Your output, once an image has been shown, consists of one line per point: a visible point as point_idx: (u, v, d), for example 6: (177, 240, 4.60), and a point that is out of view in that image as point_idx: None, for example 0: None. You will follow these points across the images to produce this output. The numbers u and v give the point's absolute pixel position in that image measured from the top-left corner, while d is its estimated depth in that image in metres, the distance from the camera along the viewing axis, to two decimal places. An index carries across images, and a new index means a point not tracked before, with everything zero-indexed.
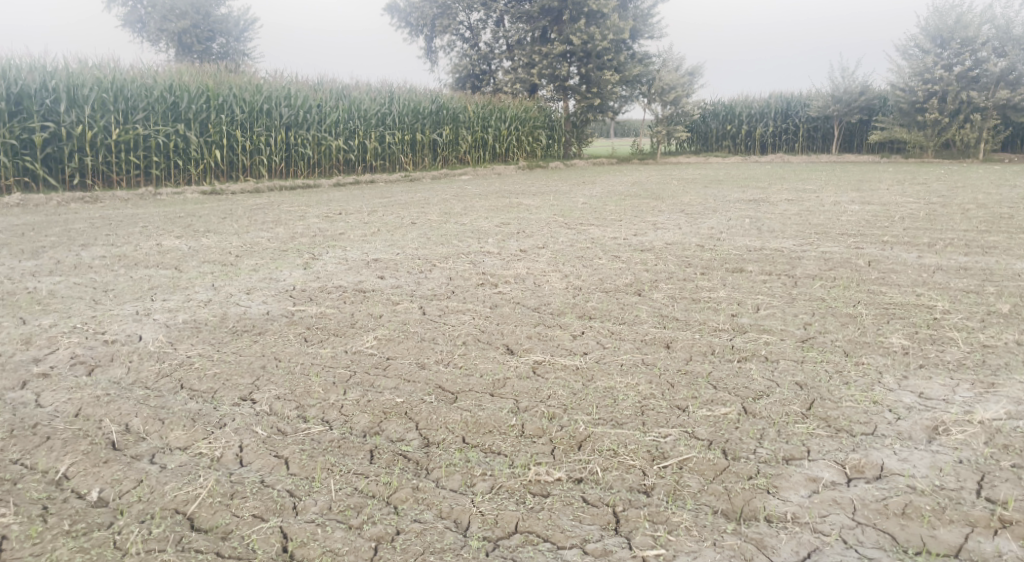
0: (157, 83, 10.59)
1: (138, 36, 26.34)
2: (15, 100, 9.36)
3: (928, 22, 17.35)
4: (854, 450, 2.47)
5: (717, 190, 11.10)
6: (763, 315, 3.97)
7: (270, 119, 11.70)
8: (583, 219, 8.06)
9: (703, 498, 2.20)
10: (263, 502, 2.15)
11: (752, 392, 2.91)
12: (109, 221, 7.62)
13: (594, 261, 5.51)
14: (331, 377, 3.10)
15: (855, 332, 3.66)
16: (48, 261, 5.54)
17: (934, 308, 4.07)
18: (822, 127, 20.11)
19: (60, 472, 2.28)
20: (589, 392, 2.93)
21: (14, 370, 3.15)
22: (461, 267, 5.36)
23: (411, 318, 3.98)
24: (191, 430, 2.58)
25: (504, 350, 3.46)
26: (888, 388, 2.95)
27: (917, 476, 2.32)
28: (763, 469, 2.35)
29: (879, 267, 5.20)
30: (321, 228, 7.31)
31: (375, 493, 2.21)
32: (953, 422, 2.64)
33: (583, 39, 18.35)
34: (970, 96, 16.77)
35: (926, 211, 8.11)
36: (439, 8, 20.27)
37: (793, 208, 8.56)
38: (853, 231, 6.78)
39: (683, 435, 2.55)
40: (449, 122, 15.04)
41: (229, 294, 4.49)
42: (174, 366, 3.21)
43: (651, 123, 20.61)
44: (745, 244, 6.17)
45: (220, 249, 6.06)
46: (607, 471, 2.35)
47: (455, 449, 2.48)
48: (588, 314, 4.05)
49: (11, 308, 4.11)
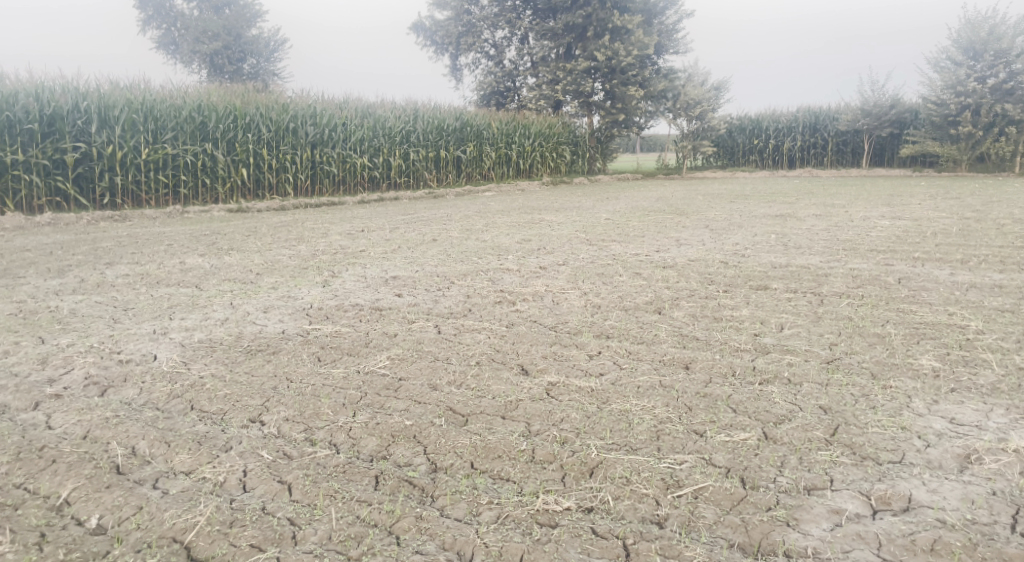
0: (186, 103, 10.75)
1: (171, 57, 26.99)
2: (48, 121, 9.54)
3: (960, 34, 17.06)
4: (880, 480, 2.35)
5: (743, 205, 10.93)
6: (786, 334, 3.85)
7: (296, 137, 11.85)
8: (605, 235, 7.98)
9: (717, 531, 2.10)
10: (262, 530, 2.11)
11: (773, 416, 2.80)
12: (136, 239, 7.74)
13: (614, 279, 5.42)
14: (341, 398, 3.05)
15: (882, 353, 3.52)
16: (72, 279, 5.61)
17: (967, 328, 3.92)
18: (851, 141, 19.85)
19: (61, 497, 2.26)
20: (602, 416, 2.84)
21: (28, 390, 3.16)
22: (479, 284, 5.32)
23: (426, 337, 3.94)
24: (196, 454, 2.54)
25: (517, 370, 3.40)
26: (917, 413, 2.81)
27: (947, 509, 2.20)
28: (783, 500, 2.24)
29: (909, 284, 5.05)
30: (342, 246, 7.32)
31: (377, 522, 2.15)
32: (985, 451, 2.51)
33: (608, 55, 18.36)
34: (1005, 109, 16.41)
35: (960, 225, 7.91)
36: (465, 26, 20.43)
37: (821, 223, 8.40)
38: (883, 247, 6.60)
39: (699, 462, 2.45)
40: (474, 138, 15.08)
41: (246, 313, 4.49)
42: (185, 387, 3.19)
43: (676, 138, 20.57)
44: (771, 260, 6.04)
45: (241, 267, 6.09)
46: (618, 500, 2.26)
47: (462, 475, 2.42)
48: (606, 333, 3.97)
49: (31, 328, 4.15)
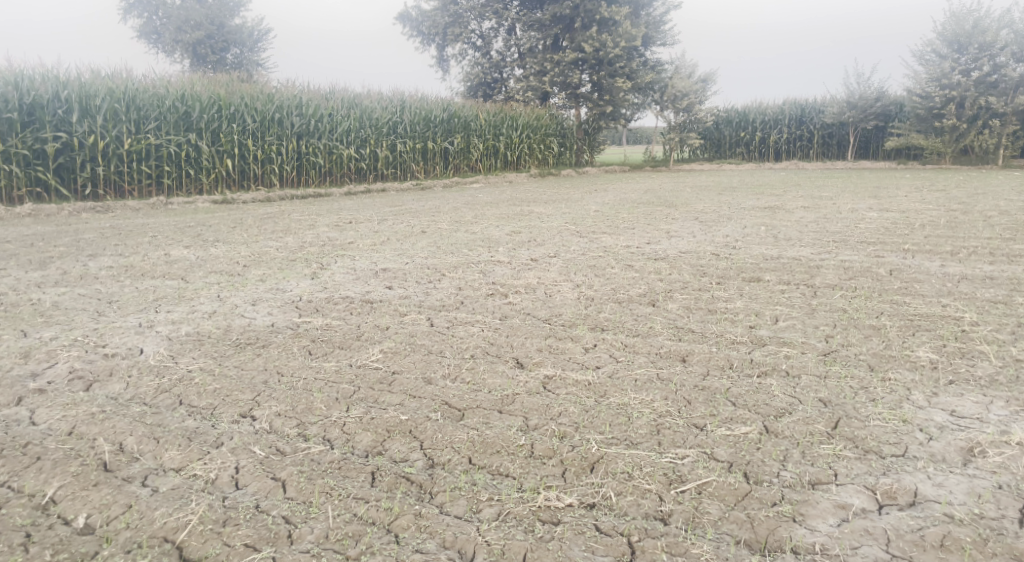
0: (169, 92, 10.56)
1: (153, 46, 26.55)
2: (28, 110, 9.34)
3: (944, 27, 17.13)
4: (884, 474, 2.33)
5: (732, 197, 10.90)
6: (782, 326, 3.83)
7: (282, 128, 11.70)
8: (596, 227, 7.93)
9: (723, 527, 2.07)
10: (256, 529, 2.04)
11: (773, 410, 2.77)
12: (119, 230, 7.60)
13: (606, 271, 5.38)
14: (334, 393, 2.98)
15: (879, 345, 3.50)
16: (54, 271, 5.48)
17: (961, 319, 3.91)
18: (837, 134, 19.96)
19: (47, 496, 2.19)
20: (601, 410, 2.80)
21: (10, 386, 3.06)
22: (471, 277, 5.26)
23: (419, 330, 3.88)
24: (186, 450, 2.47)
25: (513, 363, 3.34)
26: (918, 406, 2.79)
27: (955, 504, 2.17)
28: (788, 495, 2.21)
29: (901, 276, 5.04)
30: (330, 238, 7.22)
31: (375, 520, 2.10)
32: (989, 444, 2.49)
33: (595, 46, 18.28)
34: (989, 102, 16.50)
35: (947, 217, 7.96)
36: (451, 16, 20.23)
37: (810, 215, 8.41)
38: (873, 239, 6.60)
39: (702, 457, 2.42)
40: (461, 130, 15.00)
41: (234, 305, 4.40)
42: (173, 381, 3.10)
43: (663, 130, 20.58)
44: (762, 252, 6.04)
45: (228, 259, 5.99)
46: (621, 495, 2.22)
47: (461, 471, 2.36)
48: (600, 326, 3.93)
49: (13, 321, 4.03)
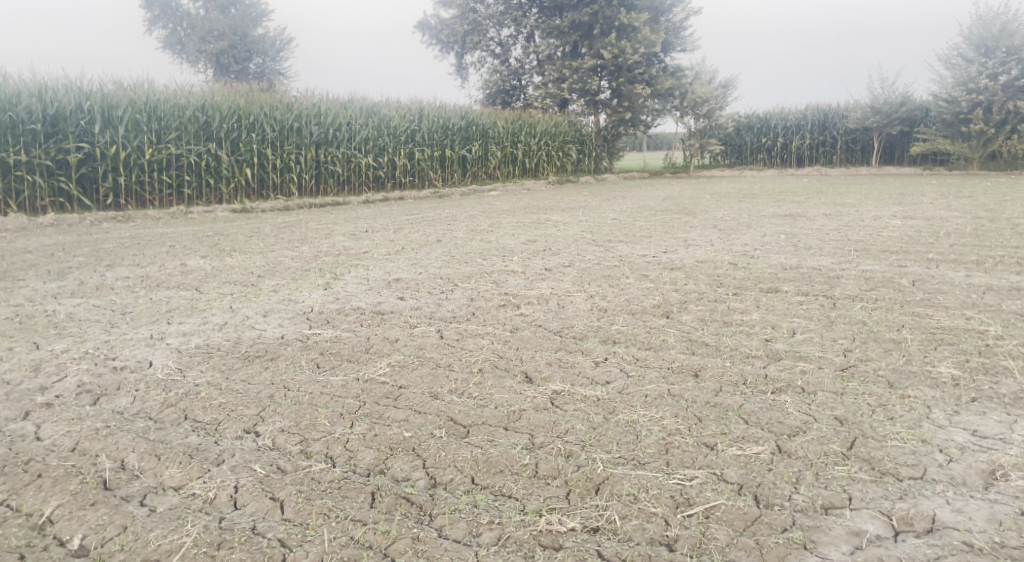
0: (189, 102, 10.68)
1: (177, 56, 26.93)
2: (52, 121, 9.48)
3: (971, 31, 16.87)
4: (901, 498, 2.24)
5: (751, 204, 10.76)
6: (799, 340, 3.73)
7: (301, 137, 11.77)
8: (612, 235, 7.85)
9: (730, 554, 2.00)
10: (251, 553, 2.01)
11: (787, 428, 2.68)
12: (137, 240, 7.67)
13: (620, 281, 5.31)
14: (339, 408, 2.95)
15: (899, 359, 3.40)
16: (72, 282, 5.54)
17: (986, 333, 3.78)
18: (861, 139, 19.68)
19: (45, 515, 2.18)
20: (609, 428, 2.73)
21: (19, 400, 3.07)
22: (483, 287, 5.22)
23: (428, 342, 3.83)
24: (186, 467, 2.45)
25: (521, 378, 3.29)
26: (937, 425, 2.69)
27: (974, 531, 2.08)
28: (800, 520, 2.13)
29: (924, 286, 4.91)
30: (345, 247, 7.21)
31: (371, 544, 2.06)
32: (1012, 466, 2.39)
33: (615, 52, 18.16)
34: (1018, 106, 16.15)
35: (973, 225, 7.79)
36: (470, 24, 20.35)
37: (832, 223, 8.27)
38: (895, 248, 6.45)
39: (710, 478, 2.34)
40: (479, 137, 14.99)
41: (245, 317, 4.40)
42: (179, 395, 3.09)
43: (684, 137, 20.43)
44: (781, 261, 5.93)
45: (242, 269, 6.01)
46: (625, 519, 2.16)
47: (462, 491, 2.31)
48: (612, 338, 3.86)
49: (26, 333, 4.06)
